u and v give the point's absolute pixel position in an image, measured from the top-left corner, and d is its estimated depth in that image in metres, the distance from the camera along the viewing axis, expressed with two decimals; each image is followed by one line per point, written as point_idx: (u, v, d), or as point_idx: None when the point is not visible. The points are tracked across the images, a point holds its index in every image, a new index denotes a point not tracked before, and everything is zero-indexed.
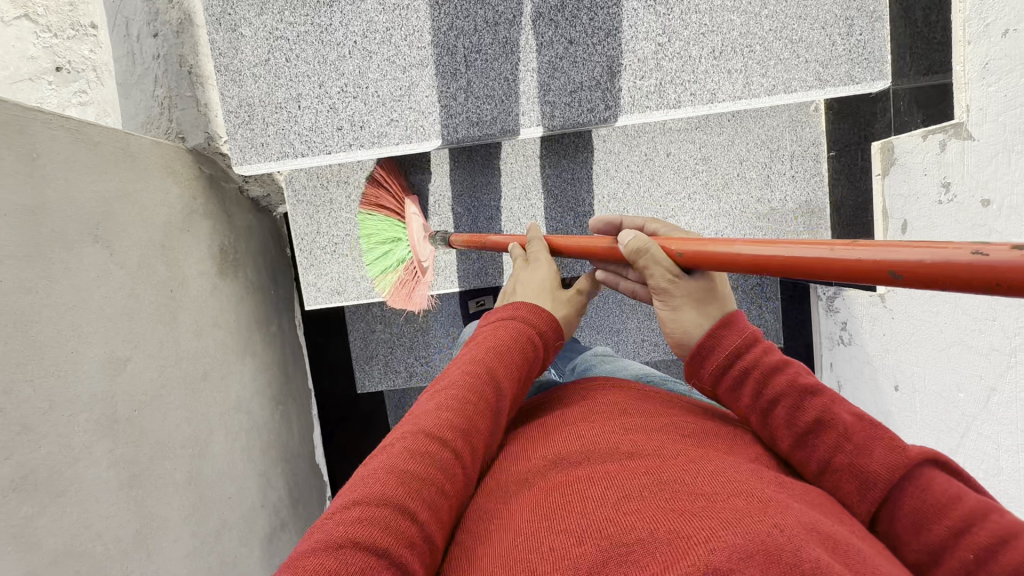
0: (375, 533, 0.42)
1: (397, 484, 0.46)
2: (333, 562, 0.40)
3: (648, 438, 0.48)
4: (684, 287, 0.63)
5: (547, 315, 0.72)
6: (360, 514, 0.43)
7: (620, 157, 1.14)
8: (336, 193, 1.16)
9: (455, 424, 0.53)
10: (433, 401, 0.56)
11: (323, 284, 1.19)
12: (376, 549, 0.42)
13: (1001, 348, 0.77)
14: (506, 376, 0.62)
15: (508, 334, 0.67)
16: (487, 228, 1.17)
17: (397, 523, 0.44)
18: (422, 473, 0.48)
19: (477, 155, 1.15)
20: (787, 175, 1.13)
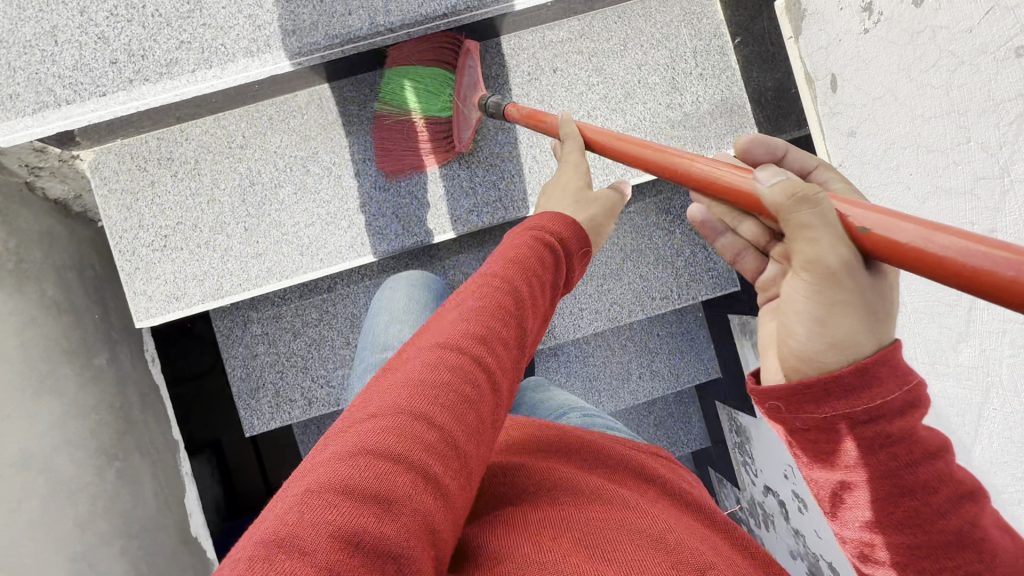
0: (391, 438, 0.38)
1: (421, 396, 0.41)
2: (345, 468, 0.37)
3: (615, 505, 0.51)
4: (857, 279, 0.42)
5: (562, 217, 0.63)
6: (381, 423, 0.39)
7: (501, 82, 0.96)
8: (157, 174, 0.92)
9: (476, 336, 0.47)
10: (461, 312, 0.49)
11: (155, 291, 0.93)
12: (392, 454, 0.38)
13: (991, 173, 0.59)
14: (530, 287, 0.54)
15: (520, 243, 0.58)
16: (354, 187, 0.95)
17: (423, 435, 0.40)
18: (441, 381, 0.43)
19: (329, 102, 0.95)
20: (694, 74, 0.98)
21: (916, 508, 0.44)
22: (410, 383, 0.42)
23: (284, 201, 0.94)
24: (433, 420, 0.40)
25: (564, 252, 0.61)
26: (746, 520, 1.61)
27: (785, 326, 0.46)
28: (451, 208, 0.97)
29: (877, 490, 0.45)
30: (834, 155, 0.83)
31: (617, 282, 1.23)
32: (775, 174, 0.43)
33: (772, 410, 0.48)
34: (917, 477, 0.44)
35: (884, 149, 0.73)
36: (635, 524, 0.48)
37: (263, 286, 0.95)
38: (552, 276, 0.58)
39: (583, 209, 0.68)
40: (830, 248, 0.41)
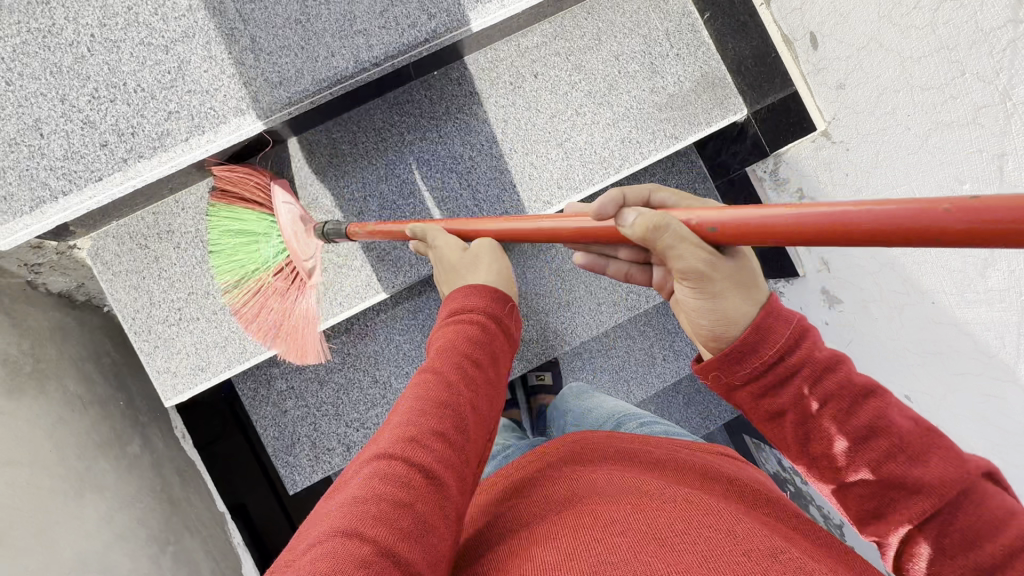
0: (392, 487, 0.46)
1: (404, 450, 0.49)
2: (362, 509, 0.44)
3: (666, 501, 0.52)
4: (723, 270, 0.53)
5: (480, 286, 0.66)
6: (386, 470, 0.47)
7: (486, 96, 0.97)
8: (160, 249, 0.91)
9: (408, 434, 0.50)
10: (401, 411, 0.53)
11: (178, 365, 0.91)
12: (391, 498, 0.45)
13: (992, 101, 0.61)
14: (452, 364, 0.58)
15: (452, 327, 0.62)
16: (361, 225, 0.94)
17: (415, 479, 0.47)
18: (404, 473, 0.47)
19: (320, 146, 0.94)
20: (671, 55, 1.00)
21: (838, 417, 0.52)
22: (398, 439, 0.49)
23: None
24: (411, 462, 0.48)
25: (496, 324, 0.64)
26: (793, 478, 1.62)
27: (693, 314, 0.57)
28: None
29: (802, 418, 0.53)
30: (826, 109, 0.85)
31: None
32: (632, 213, 0.54)
33: (717, 383, 0.58)
34: (806, 385, 0.53)
35: (877, 96, 0.75)
36: (688, 517, 0.49)
37: None
38: (483, 344, 0.61)
39: (480, 270, 0.69)
40: (695, 255, 0.52)
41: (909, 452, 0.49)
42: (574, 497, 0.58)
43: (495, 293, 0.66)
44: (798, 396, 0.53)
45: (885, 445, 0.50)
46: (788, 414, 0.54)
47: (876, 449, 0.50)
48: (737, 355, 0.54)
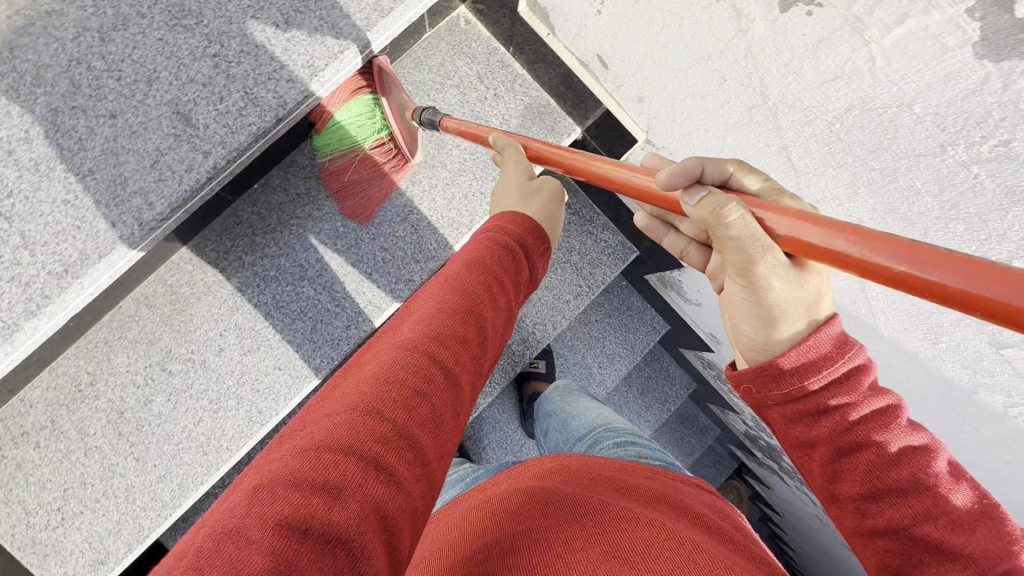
0: (410, 372, 0.43)
1: (434, 348, 0.46)
2: (380, 386, 0.42)
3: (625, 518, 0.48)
4: (785, 274, 0.50)
5: (524, 215, 0.63)
6: (400, 358, 0.44)
7: (315, 194, 0.93)
8: (17, 455, 0.85)
9: (434, 335, 0.47)
10: (421, 314, 0.49)
11: (76, 567, 0.85)
12: (414, 388, 0.43)
13: (757, 100, 0.61)
14: (479, 276, 0.55)
15: (478, 245, 0.60)
16: (225, 362, 0.90)
17: (432, 373, 0.44)
18: (421, 363, 0.44)
19: (158, 297, 0.89)
20: (490, 96, 0.98)
21: (875, 464, 0.49)
22: (421, 334, 0.47)
23: (161, 412, 0.88)
24: (438, 361, 0.45)
25: (521, 251, 0.60)
26: (760, 435, 1.64)
27: (737, 312, 0.56)
28: (330, 332, 0.93)
29: (835, 449, 0.51)
30: (639, 120, 0.84)
31: (530, 302, 1.22)
32: (703, 190, 0.52)
33: (745, 393, 0.56)
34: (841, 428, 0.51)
35: (672, 104, 0.75)
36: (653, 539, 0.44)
37: (183, 503, 0.89)
38: (509, 273, 0.58)
39: (531, 203, 0.67)
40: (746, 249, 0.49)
41: (939, 521, 0.47)
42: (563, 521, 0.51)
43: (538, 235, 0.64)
44: (829, 431, 0.51)
45: (921, 504, 0.48)
46: (818, 448, 0.52)
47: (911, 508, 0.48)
48: (771, 373, 0.52)
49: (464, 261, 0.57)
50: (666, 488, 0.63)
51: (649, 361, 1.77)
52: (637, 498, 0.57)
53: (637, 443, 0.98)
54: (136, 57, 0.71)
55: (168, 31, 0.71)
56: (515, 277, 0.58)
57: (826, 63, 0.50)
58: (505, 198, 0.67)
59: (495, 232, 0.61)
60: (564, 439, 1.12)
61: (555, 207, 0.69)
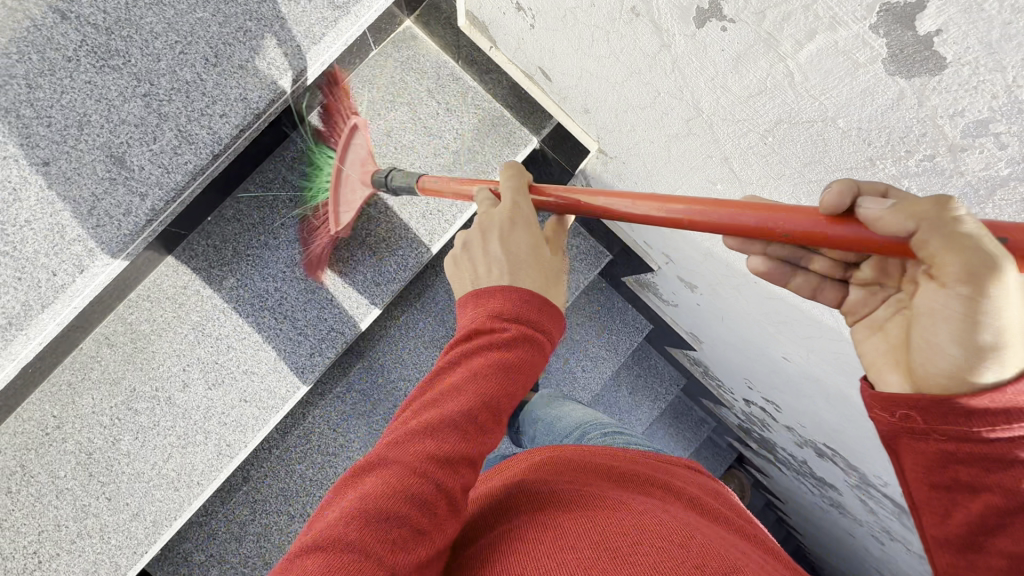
0: (382, 510, 0.41)
1: (410, 481, 0.43)
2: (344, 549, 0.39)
3: (619, 504, 0.44)
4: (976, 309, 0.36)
5: (518, 292, 0.52)
6: (373, 498, 0.42)
7: (270, 223, 0.92)
8: None
9: (416, 469, 0.43)
10: (410, 436, 0.46)
11: None
12: (382, 537, 0.40)
13: (692, 112, 0.58)
14: (465, 373, 0.48)
15: (481, 334, 0.50)
16: (190, 398, 0.90)
17: (411, 510, 0.42)
18: (397, 499, 0.42)
19: (119, 336, 0.89)
20: (441, 111, 0.96)
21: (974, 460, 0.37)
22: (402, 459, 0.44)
23: (130, 451, 0.88)
24: (420, 486, 0.43)
25: (519, 342, 0.50)
26: (753, 428, 1.62)
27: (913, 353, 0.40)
28: (293, 361, 0.92)
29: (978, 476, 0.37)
30: (588, 131, 0.82)
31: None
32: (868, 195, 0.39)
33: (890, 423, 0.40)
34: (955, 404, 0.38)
35: (614, 116, 0.72)
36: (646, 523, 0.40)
37: (157, 539, 0.89)
38: (506, 364, 0.48)
39: (520, 273, 0.53)
40: (955, 266, 0.35)
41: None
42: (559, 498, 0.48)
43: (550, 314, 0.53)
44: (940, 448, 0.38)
45: None
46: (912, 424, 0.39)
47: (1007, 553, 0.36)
48: (934, 413, 0.38)
49: (469, 361, 0.49)
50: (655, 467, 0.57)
51: (637, 359, 1.76)
52: (624, 478, 0.52)
53: (624, 434, 0.94)
54: (64, 102, 0.69)
55: (95, 73, 0.69)
56: (524, 376, 0.49)
57: (748, 76, 0.48)
58: (494, 262, 0.53)
59: (489, 317, 0.51)
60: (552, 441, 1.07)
61: (558, 263, 0.58)
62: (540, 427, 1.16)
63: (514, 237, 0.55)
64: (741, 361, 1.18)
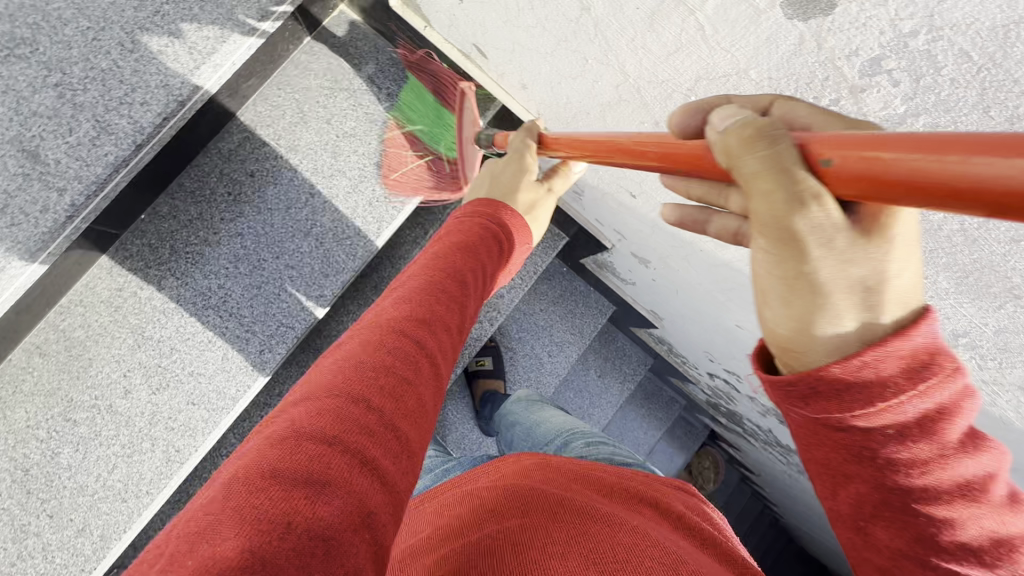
0: (376, 362, 0.44)
1: (389, 338, 0.47)
2: (328, 400, 0.40)
3: (624, 530, 0.47)
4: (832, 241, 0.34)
5: (502, 210, 0.71)
6: (357, 361, 0.44)
7: (208, 217, 0.89)
8: None
9: (410, 319, 0.50)
10: (394, 302, 0.53)
11: None
12: (378, 386, 0.42)
13: (618, 77, 0.58)
14: (445, 267, 0.58)
15: (468, 229, 0.66)
16: (134, 404, 0.86)
17: (406, 360, 0.46)
18: (383, 361, 0.44)
19: (52, 344, 0.85)
20: (382, 98, 0.95)
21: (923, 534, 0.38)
22: (384, 328, 0.49)
23: (70, 464, 0.84)
24: (401, 342, 0.47)
25: (498, 236, 0.68)
26: (720, 402, 1.65)
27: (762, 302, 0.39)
28: (242, 360, 0.89)
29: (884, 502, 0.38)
30: (529, 108, 0.82)
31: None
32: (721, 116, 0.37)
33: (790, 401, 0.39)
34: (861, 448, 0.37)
35: (550, 89, 0.72)
36: (649, 557, 0.42)
37: (108, 554, 0.85)
38: (486, 260, 0.63)
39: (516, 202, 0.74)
40: (766, 192, 0.33)
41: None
42: (524, 516, 0.51)
43: (520, 226, 0.72)
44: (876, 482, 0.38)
45: None
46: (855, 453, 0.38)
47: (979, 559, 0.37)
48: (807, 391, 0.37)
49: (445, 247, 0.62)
50: (663, 487, 0.61)
51: (604, 343, 1.77)
52: (617, 494, 0.56)
53: (615, 452, 0.91)
54: None
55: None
56: (484, 263, 0.63)
57: (665, 34, 0.49)
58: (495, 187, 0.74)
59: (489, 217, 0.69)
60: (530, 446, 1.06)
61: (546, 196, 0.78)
62: (517, 429, 1.16)
63: (509, 173, 0.74)
64: (700, 333, 1.21)
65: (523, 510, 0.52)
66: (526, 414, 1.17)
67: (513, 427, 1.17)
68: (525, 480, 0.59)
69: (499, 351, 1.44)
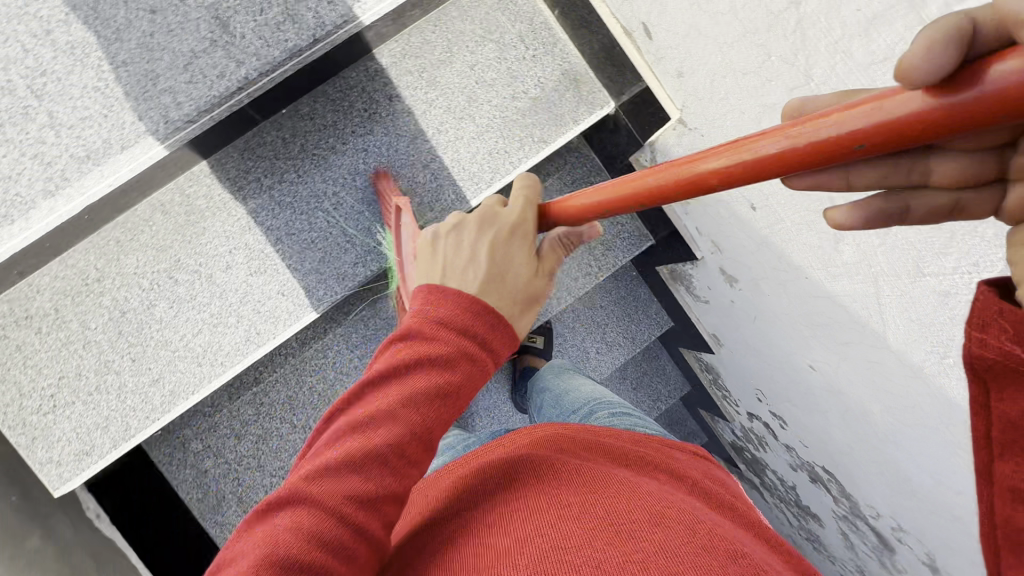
0: (364, 451, 0.46)
1: (400, 404, 0.48)
2: (316, 480, 0.45)
3: (638, 493, 0.49)
4: None
5: (483, 308, 0.52)
6: (363, 429, 0.47)
7: (341, 127, 0.93)
8: (19, 336, 0.87)
9: (410, 392, 0.48)
10: (365, 385, 0.49)
11: (61, 453, 0.87)
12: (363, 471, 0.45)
13: (799, 80, 0.59)
14: (412, 352, 0.49)
15: (458, 313, 0.51)
16: (230, 280, 0.91)
17: (398, 444, 0.47)
18: (393, 421, 0.47)
19: (174, 205, 0.90)
20: (527, 57, 0.97)
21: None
22: (394, 388, 0.48)
23: (162, 318, 0.89)
24: (398, 417, 0.47)
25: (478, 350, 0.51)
26: (748, 447, 1.63)
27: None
28: (336, 267, 0.93)
29: None
30: (675, 99, 0.83)
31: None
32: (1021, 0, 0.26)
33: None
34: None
35: (710, 82, 0.73)
36: (672, 532, 0.42)
37: (173, 410, 0.90)
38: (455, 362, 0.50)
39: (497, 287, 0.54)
40: None
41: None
42: (532, 491, 0.52)
43: (504, 330, 0.53)
44: None
45: None
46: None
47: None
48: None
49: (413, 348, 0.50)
50: (673, 450, 0.63)
51: (647, 358, 1.77)
52: (636, 466, 0.57)
53: (631, 415, 0.96)
54: None
55: None
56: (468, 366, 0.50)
57: (878, 42, 0.49)
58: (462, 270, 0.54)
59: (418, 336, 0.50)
60: (557, 412, 1.10)
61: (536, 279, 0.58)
62: (546, 396, 1.18)
63: (497, 250, 0.56)
64: (760, 368, 1.19)
65: (533, 482, 0.53)
66: (554, 382, 1.20)
67: (543, 393, 1.20)
68: (537, 450, 0.60)
69: (552, 334, 1.45)
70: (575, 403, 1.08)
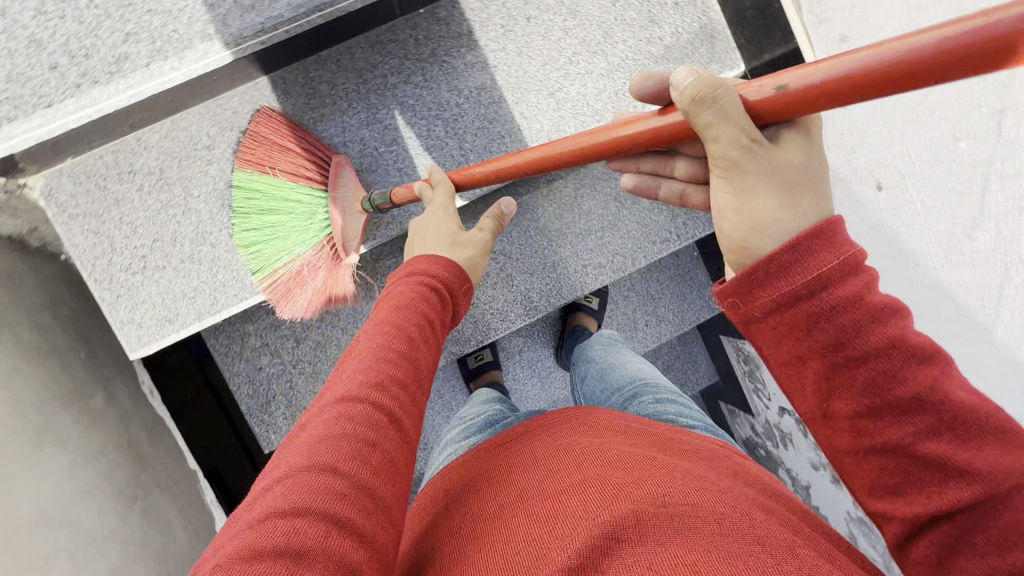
0: (345, 431, 0.47)
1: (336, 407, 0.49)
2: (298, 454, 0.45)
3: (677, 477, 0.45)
4: (759, 162, 0.48)
5: (440, 262, 0.70)
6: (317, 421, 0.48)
7: (475, 38, 0.92)
8: (121, 190, 0.85)
9: (352, 396, 0.50)
10: (359, 356, 0.55)
11: (144, 316, 0.86)
12: (343, 453, 0.45)
13: None
14: (396, 324, 0.59)
15: (406, 288, 0.65)
16: None
17: (336, 448, 0.46)
18: (345, 430, 0.47)
19: (296, 86, 0.88)
20: (669, 4, 0.95)
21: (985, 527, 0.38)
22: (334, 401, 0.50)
23: None
24: (369, 404, 0.50)
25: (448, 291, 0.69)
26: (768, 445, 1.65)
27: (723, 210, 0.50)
28: None
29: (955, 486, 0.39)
30: None
31: (579, 236, 1.20)
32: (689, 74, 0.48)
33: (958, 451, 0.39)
34: (870, 368, 0.41)
35: None
36: (716, 526, 0.40)
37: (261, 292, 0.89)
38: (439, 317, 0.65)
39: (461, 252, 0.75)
40: (730, 138, 0.47)
41: (995, 477, 0.37)
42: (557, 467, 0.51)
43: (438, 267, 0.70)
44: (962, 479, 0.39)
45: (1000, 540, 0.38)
46: (810, 362, 0.44)
47: (944, 486, 0.39)
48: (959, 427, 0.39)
49: (414, 294, 0.65)
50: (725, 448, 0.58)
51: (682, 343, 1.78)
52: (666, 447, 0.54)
53: (683, 405, 0.79)
54: None
55: None
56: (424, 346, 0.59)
57: None
58: (428, 241, 0.75)
59: (423, 270, 0.68)
60: (601, 389, 0.94)
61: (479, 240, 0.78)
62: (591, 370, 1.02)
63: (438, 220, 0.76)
64: None
65: (552, 462, 0.52)
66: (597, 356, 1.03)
67: (587, 365, 1.03)
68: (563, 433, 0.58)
69: (606, 298, 1.46)
70: (615, 379, 0.92)
